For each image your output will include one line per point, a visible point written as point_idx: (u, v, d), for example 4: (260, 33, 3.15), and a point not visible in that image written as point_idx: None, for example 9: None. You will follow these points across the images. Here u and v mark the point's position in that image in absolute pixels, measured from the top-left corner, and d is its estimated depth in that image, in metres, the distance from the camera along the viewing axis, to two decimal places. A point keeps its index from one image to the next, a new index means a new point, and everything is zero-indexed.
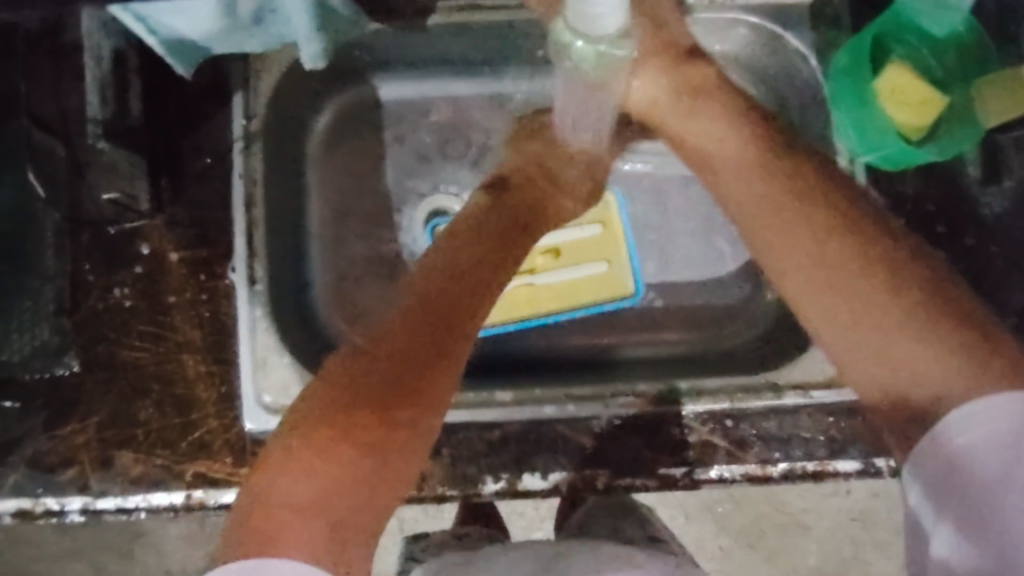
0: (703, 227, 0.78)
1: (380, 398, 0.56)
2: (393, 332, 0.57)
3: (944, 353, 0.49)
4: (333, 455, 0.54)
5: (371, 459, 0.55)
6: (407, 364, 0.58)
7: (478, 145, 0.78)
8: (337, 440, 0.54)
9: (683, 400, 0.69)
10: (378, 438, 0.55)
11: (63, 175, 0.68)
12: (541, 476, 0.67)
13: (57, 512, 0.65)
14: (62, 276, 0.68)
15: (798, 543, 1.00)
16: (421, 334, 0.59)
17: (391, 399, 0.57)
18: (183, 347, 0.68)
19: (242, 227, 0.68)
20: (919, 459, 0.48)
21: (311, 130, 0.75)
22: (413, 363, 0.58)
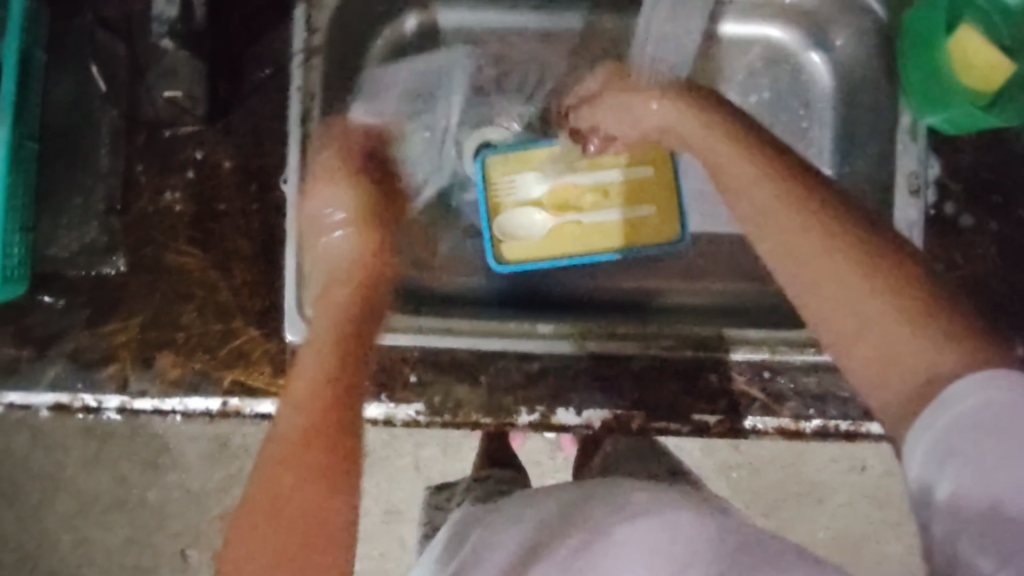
0: None
1: (290, 459, 0.49)
2: (304, 379, 0.52)
3: (945, 343, 0.42)
4: (274, 515, 0.49)
5: (318, 514, 0.49)
6: (326, 416, 0.51)
7: (536, 79, 0.77)
8: (291, 486, 0.49)
9: (727, 348, 0.69)
10: (327, 493, 0.49)
11: (122, 75, 0.69)
12: (575, 412, 0.68)
13: (94, 408, 0.66)
14: (115, 175, 0.68)
15: (811, 515, 1.01)
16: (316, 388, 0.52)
17: (303, 465, 0.49)
18: (223, 258, 0.68)
19: (297, 138, 0.68)
20: (924, 428, 0.40)
21: (369, 51, 0.75)
22: (332, 416, 0.51)
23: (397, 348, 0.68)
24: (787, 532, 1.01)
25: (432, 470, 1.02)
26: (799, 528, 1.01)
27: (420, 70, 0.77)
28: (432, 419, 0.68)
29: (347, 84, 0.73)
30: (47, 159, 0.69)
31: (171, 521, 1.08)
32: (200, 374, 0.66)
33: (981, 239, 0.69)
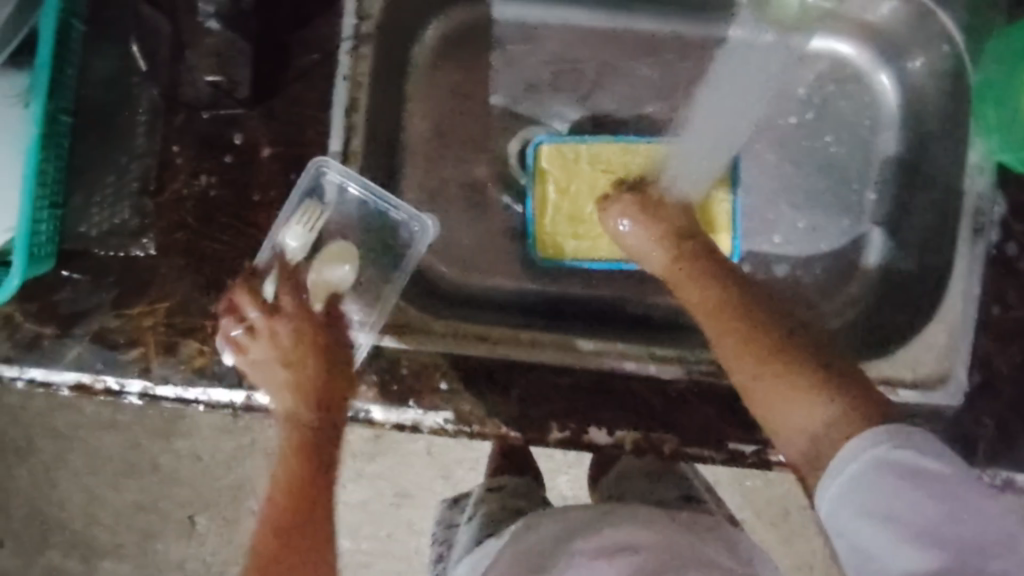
0: (807, 199, 0.74)
1: (299, 498, 0.64)
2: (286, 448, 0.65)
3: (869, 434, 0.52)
4: (316, 531, 0.64)
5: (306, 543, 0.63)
6: (302, 504, 0.64)
7: (590, 80, 0.74)
8: (297, 526, 0.63)
9: None
10: (304, 507, 0.64)
11: (163, 52, 0.66)
12: (608, 432, 0.65)
13: (116, 392, 0.64)
14: (150, 156, 0.66)
15: (820, 527, 1.06)
16: (295, 488, 0.64)
17: (297, 493, 0.64)
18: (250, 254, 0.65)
19: (340, 131, 0.66)
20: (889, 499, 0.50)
21: (418, 42, 0.73)
22: (307, 508, 0.64)
23: (430, 354, 0.66)
24: (792, 539, 1.07)
25: (446, 460, 1.02)
26: (800, 538, 1.07)
27: (470, 63, 0.74)
28: (460, 428, 0.65)
29: (394, 74, 0.70)
30: (80, 133, 0.67)
31: (180, 489, 1.07)
32: (228, 364, 0.64)
33: None
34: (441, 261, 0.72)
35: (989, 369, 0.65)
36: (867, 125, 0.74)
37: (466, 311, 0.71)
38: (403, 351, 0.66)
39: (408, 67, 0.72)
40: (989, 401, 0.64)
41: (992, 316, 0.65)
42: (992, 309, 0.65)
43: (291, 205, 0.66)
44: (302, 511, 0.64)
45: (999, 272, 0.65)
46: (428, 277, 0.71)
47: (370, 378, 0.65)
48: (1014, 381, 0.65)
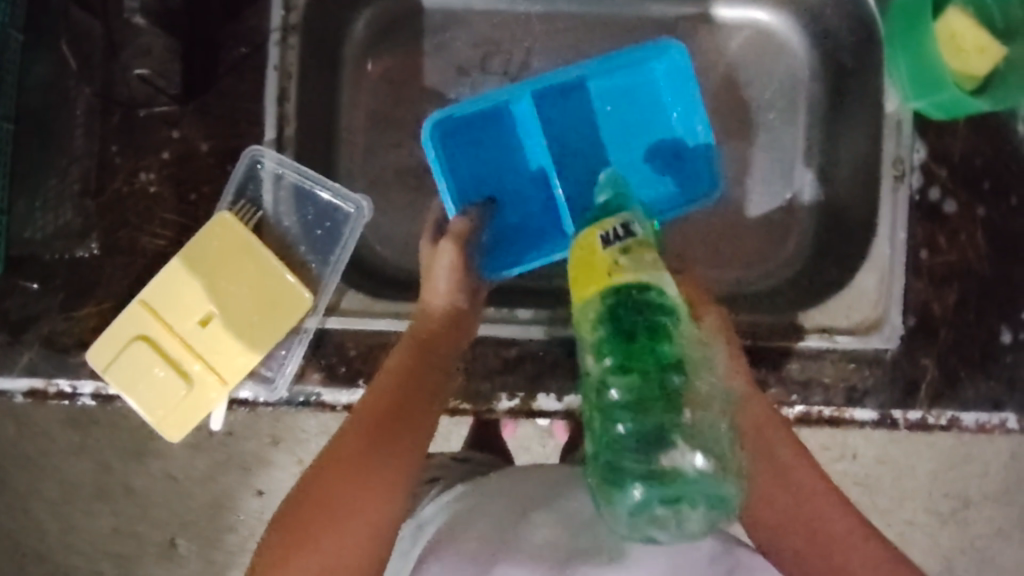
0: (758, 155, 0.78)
1: (376, 417, 0.56)
2: (375, 388, 0.57)
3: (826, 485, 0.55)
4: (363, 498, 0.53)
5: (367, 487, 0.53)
6: (381, 421, 0.56)
7: (520, 59, 0.76)
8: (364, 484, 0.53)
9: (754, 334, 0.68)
10: (366, 464, 0.54)
11: (97, 55, 0.67)
12: (555, 398, 0.67)
13: (69, 394, 0.66)
14: (89, 157, 0.67)
15: None
16: (370, 442, 0.54)
17: (392, 420, 0.56)
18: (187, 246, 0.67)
19: (274, 120, 0.66)
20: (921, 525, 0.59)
21: (349, 34, 0.75)
22: (386, 434, 0.55)
23: (375, 333, 0.67)
24: None
25: None
26: None
27: (402, 50, 0.76)
28: None
29: (325, 63, 0.72)
30: (22, 139, 0.68)
31: (158, 510, 1.07)
32: (161, 385, 0.66)
33: (968, 225, 0.69)
34: (384, 246, 0.74)
35: (925, 313, 0.68)
36: (791, 83, 0.78)
37: (401, 292, 0.72)
38: (349, 332, 0.67)
39: (342, 56, 0.74)
40: (922, 341, 0.68)
41: (921, 260, 0.69)
42: (915, 253, 0.69)
43: (229, 199, 0.67)
44: (376, 445, 0.54)
45: (922, 218, 0.69)
46: (372, 262, 0.73)
47: (318, 363, 0.66)
48: (949, 322, 0.68)
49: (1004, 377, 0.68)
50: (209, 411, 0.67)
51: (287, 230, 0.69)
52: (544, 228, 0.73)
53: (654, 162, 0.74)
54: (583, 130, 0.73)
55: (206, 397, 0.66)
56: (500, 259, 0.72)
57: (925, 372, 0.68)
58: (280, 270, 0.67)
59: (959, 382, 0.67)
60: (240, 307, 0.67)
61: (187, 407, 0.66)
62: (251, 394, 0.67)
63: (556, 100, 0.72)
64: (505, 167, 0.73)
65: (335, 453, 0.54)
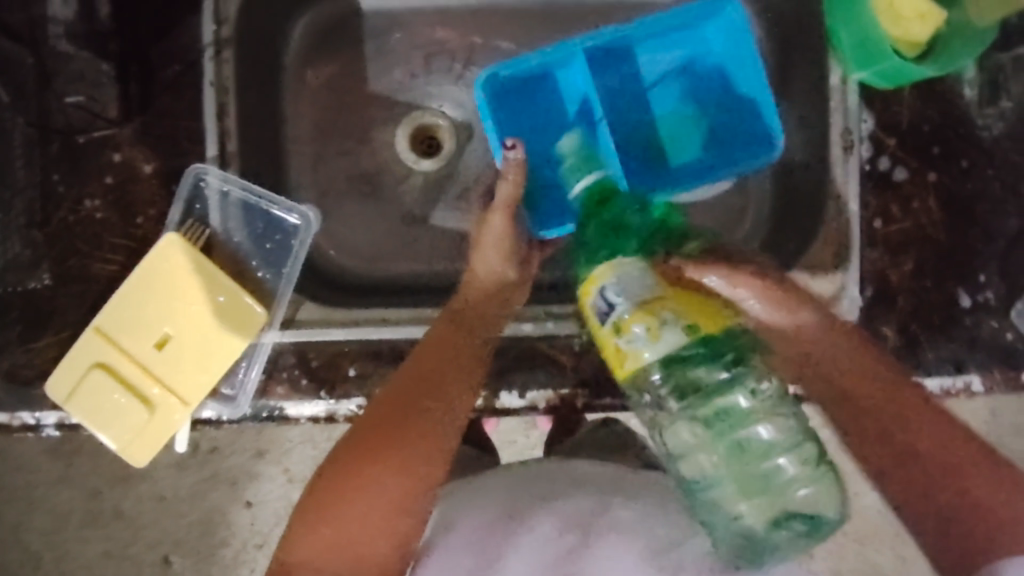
0: None
1: (397, 401, 0.58)
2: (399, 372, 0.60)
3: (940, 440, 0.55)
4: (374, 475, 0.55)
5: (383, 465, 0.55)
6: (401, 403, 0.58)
7: (462, 57, 0.76)
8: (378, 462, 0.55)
9: None
10: (383, 442, 0.56)
11: (31, 83, 0.66)
12: (518, 395, 0.67)
13: (33, 426, 0.65)
14: (32, 188, 0.66)
15: None
16: (388, 423, 0.57)
17: (413, 402, 0.58)
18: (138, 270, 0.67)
19: (215, 135, 0.66)
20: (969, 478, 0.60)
21: (287, 44, 0.74)
22: (404, 414, 0.57)
23: (333, 342, 0.66)
24: None
25: None
26: None
27: (343, 57, 0.76)
28: None
29: (265, 75, 0.72)
30: None
31: (148, 532, 1.07)
32: (123, 412, 0.66)
33: (921, 191, 0.69)
34: (340, 252, 0.74)
35: (882, 282, 0.69)
36: None
37: (360, 297, 0.72)
38: (307, 343, 0.66)
39: (283, 66, 0.74)
40: (881, 310, 0.68)
41: (875, 230, 0.69)
42: (866, 224, 0.69)
43: (176, 221, 0.66)
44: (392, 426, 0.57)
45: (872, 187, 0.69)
46: (329, 270, 0.73)
47: (281, 376, 0.65)
48: (909, 289, 0.68)
49: (965, 339, 0.67)
50: (173, 433, 0.67)
51: (239, 245, 0.69)
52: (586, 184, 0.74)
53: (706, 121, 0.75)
54: (628, 89, 0.76)
55: (169, 420, 0.66)
56: (543, 213, 0.71)
57: (887, 341, 0.67)
58: (234, 288, 0.67)
59: (923, 347, 0.67)
60: (197, 330, 0.67)
61: (152, 431, 0.66)
62: (214, 413, 0.66)
63: (603, 61, 0.73)
64: (555, 124, 0.74)
65: (353, 436, 0.57)
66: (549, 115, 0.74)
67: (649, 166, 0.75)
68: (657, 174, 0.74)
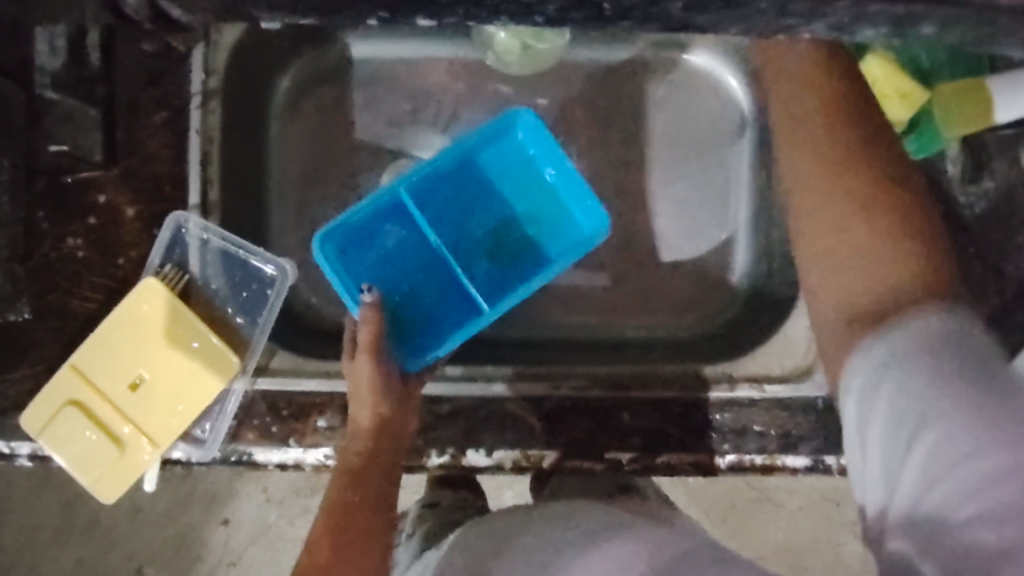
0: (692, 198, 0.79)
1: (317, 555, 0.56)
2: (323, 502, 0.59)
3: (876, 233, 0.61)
4: None
5: None
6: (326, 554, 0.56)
7: (449, 111, 0.77)
8: None
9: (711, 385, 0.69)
10: None
11: (18, 120, 0.64)
12: (486, 453, 0.67)
13: (6, 455, 0.65)
14: (16, 223, 0.66)
15: (767, 517, 1.09)
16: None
17: (338, 529, 0.58)
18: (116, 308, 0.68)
19: (197, 182, 0.67)
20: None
21: (277, 87, 0.75)
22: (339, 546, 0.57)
23: (306, 393, 0.67)
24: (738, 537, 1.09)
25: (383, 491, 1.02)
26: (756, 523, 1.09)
27: (331, 103, 0.76)
28: None
29: (252, 121, 0.73)
30: None
31: (122, 546, 1.06)
32: (95, 449, 0.67)
33: None
34: (320, 298, 0.75)
35: None
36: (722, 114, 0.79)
37: (334, 346, 0.73)
38: (277, 392, 0.67)
39: (272, 110, 0.75)
40: None
41: None
42: None
43: (155, 265, 0.67)
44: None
45: None
46: (304, 314, 0.74)
47: (251, 423, 0.66)
48: None
49: None
50: (144, 471, 0.68)
51: (215, 291, 0.70)
52: (438, 313, 0.70)
53: (546, 207, 0.73)
54: (473, 194, 0.73)
55: (139, 458, 0.67)
56: (419, 343, 0.69)
57: None
58: (205, 332, 0.68)
59: None
60: (166, 372, 0.67)
61: (121, 468, 0.68)
62: (183, 454, 0.68)
63: (438, 189, 0.72)
64: (415, 273, 0.71)
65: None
66: (405, 248, 0.71)
67: (501, 266, 0.73)
68: (513, 262, 0.73)
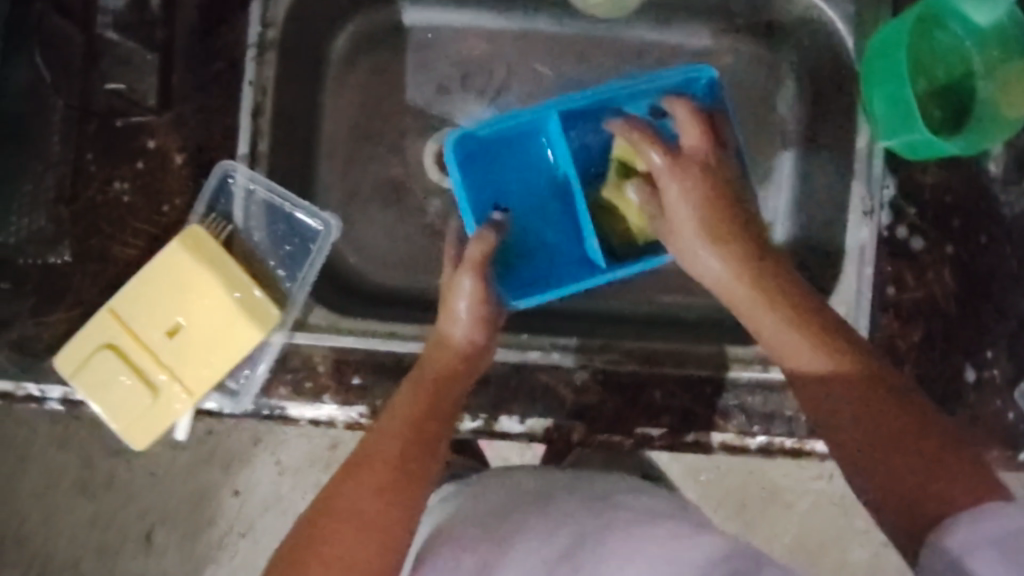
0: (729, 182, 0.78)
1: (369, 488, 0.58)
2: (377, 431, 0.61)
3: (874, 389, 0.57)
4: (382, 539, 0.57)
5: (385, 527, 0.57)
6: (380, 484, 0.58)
7: (500, 78, 0.77)
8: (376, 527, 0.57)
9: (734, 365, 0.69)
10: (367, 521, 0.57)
11: (76, 62, 0.67)
12: (518, 421, 0.68)
13: (38, 398, 0.67)
14: (65, 163, 0.67)
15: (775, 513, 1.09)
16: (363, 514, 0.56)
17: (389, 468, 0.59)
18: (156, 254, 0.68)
19: (247, 134, 0.67)
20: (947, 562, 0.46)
21: (330, 46, 0.75)
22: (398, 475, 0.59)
23: (344, 350, 0.67)
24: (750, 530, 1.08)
25: None
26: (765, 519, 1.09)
27: (383, 65, 0.76)
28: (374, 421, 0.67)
29: (305, 78, 0.73)
30: None
31: (139, 500, 1.07)
32: (127, 395, 0.67)
33: (937, 262, 0.69)
34: (360, 259, 0.75)
35: (891, 348, 0.68)
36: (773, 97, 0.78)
37: (374, 308, 0.73)
38: (315, 348, 0.67)
39: (324, 69, 0.75)
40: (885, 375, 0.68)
41: (887, 296, 0.69)
42: (882, 289, 0.69)
43: (199, 214, 0.68)
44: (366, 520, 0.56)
45: (889, 255, 0.69)
46: (343, 273, 0.74)
47: (285, 377, 0.67)
48: (914, 360, 0.69)
49: (967, 416, 0.68)
50: (176, 419, 0.68)
51: (257, 244, 0.70)
52: (557, 245, 0.74)
53: None
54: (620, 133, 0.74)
55: (173, 406, 0.67)
56: (528, 268, 0.74)
57: None
58: (247, 283, 0.68)
59: None
60: (206, 320, 0.67)
61: (154, 415, 0.67)
62: (216, 405, 0.68)
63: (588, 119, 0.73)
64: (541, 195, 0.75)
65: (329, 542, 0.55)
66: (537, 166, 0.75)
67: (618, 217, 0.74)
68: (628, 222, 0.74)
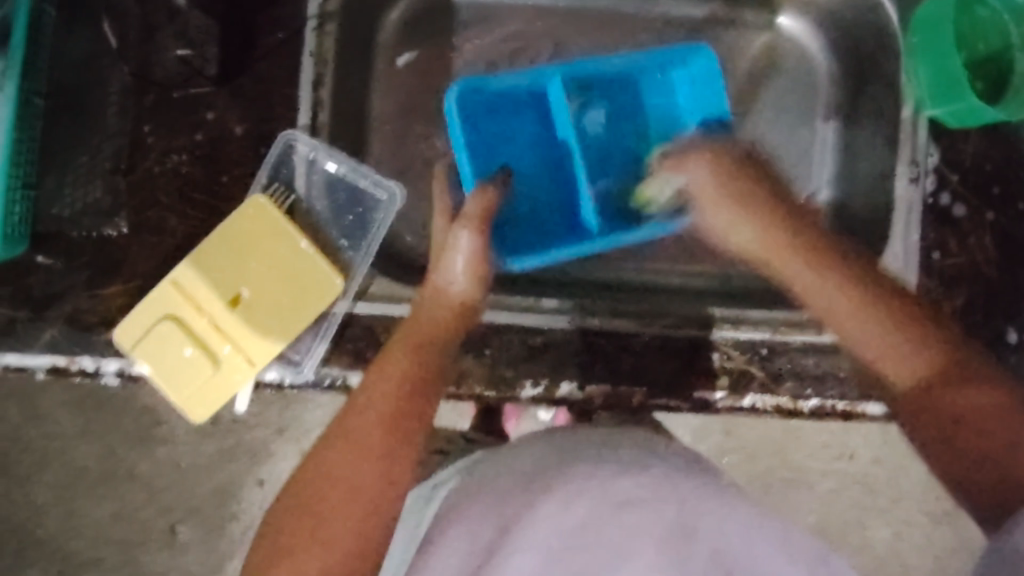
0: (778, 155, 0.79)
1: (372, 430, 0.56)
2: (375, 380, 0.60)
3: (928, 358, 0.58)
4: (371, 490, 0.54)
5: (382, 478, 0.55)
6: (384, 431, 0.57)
7: (548, 54, 0.78)
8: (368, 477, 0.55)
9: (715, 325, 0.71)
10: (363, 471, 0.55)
11: (133, 33, 0.67)
12: (579, 387, 0.69)
13: (92, 372, 0.65)
14: (123, 135, 0.68)
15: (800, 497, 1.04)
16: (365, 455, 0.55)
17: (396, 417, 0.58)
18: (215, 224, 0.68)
19: (309, 103, 0.68)
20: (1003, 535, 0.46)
21: (382, 21, 0.76)
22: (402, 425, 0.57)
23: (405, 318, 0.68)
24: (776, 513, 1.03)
25: None
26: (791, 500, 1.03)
27: (433, 41, 0.77)
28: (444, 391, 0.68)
29: (358, 52, 0.74)
30: (53, 114, 0.68)
31: (165, 495, 1.02)
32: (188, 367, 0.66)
33: (978, 228, 0.71)
34: (414, 234, 0.75)
35: (937, 310, 0.70)
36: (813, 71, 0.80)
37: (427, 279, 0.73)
38: (377, 317, 0.68)
39: (376, 44, 0.76)
40: None
41: (933, 261, 0.71)
42: (928, 252, 0.71)
43: (262, 182, 0.68)
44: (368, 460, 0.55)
45: (934, 220, 0.71)
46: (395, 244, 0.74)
47: (347, 346, 0.67)
48: (959, 322, 0.70)
49: (1011, 376, 0.70)
50: (234, 390, 0.68)
51: (319, 213, 0.71)
52: (549, 220, 0.73)
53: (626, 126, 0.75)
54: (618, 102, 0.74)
55: (235, 376, 0.67)
56: (519, 240, 0.72)
57: None
58: (310, 252, 0.68)
59: None
60: (269, 288, 0.68)
61: (216, 385, 0.67)
62: (277, 376, 0.68)
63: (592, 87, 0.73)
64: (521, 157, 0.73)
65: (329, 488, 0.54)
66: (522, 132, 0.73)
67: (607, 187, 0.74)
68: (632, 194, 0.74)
